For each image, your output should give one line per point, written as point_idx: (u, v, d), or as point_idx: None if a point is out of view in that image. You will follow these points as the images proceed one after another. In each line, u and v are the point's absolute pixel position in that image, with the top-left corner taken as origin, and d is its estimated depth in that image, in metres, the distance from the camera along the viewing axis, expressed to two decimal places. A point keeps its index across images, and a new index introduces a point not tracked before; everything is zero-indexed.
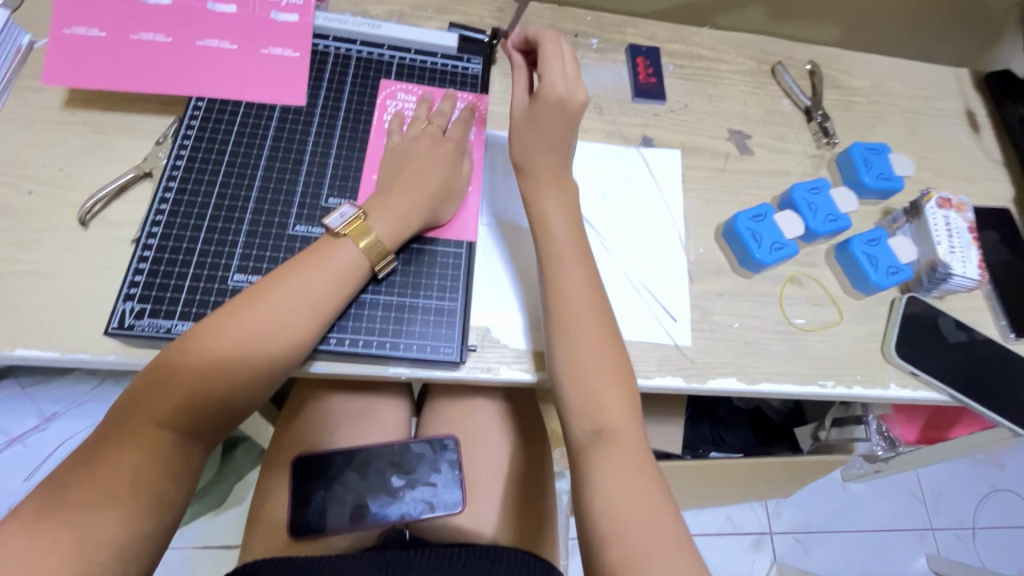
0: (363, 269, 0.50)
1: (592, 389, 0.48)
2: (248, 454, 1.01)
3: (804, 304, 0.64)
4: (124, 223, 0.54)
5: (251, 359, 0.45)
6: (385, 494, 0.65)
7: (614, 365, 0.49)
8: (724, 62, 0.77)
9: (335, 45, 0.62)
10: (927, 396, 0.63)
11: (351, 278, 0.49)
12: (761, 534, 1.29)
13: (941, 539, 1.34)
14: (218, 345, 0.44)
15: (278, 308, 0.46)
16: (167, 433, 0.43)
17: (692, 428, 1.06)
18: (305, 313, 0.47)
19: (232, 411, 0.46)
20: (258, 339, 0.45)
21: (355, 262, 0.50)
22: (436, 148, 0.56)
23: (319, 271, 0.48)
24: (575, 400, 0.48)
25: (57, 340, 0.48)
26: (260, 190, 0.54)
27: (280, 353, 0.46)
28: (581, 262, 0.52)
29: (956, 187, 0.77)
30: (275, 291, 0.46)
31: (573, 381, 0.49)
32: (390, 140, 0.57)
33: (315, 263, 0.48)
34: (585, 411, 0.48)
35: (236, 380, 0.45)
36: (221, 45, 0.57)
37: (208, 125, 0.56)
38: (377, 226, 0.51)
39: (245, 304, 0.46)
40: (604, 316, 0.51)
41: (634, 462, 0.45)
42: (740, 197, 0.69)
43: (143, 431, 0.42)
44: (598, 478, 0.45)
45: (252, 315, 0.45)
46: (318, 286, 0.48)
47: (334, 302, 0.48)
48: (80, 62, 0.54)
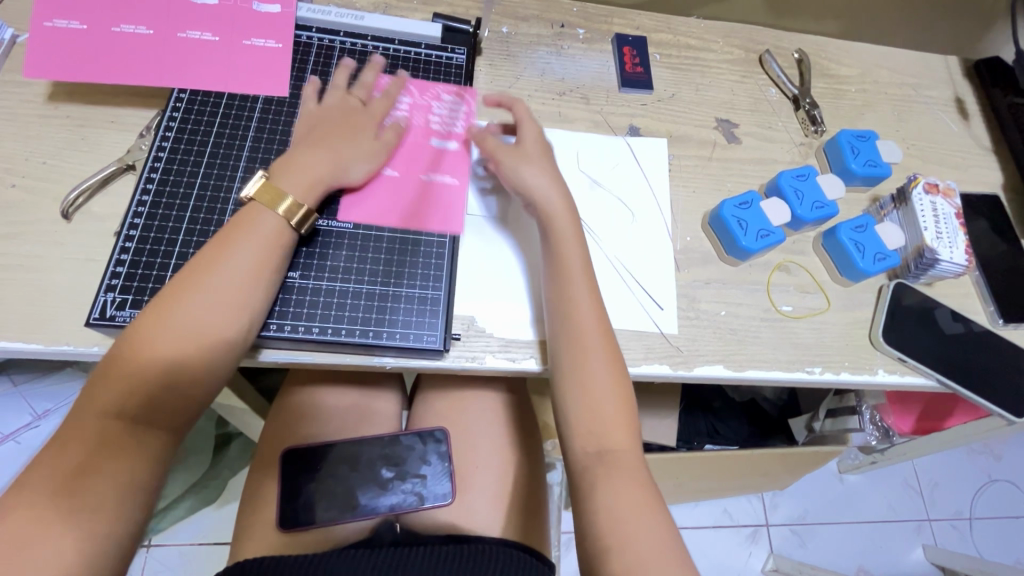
0: (289, 233, 0.50)
1: (598, 413, 0.50)
2: (242, 451, 1.01)
3: (792, 291, 0.64)
4: (107, 215, 0.54)
5: (188, 334, 0.45)
6: (375, 485, 0.66)
7: (617, 391, 0.51)
8: (712, 52, 0.77)
9: (318, 36, 0.62)
10: (915, 382, 0.63)
11: (278, 243, 0.49)
12: (757, 527, 1.29)
13: (938, 530, 1.34)
14: (160, 332, 0.44)
15: (212, 284, 0.46)
16: (121, 422, 0.42)
17: (687, 420, 1.06)
18: (237, 283, 0.47)
19: (186, 392, 0.45)
20: (197, 319, 0.45)
21: (280, 227, 0.50)
22: (355, 119, 0.56)
23: (243, 240, 0.48)
24: (581, 426, 0.50)
25: (40, 332, 0.48)
26: (243, 181, 0.54)
27: (220, 323, 0.46)
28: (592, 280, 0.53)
29: (945, 174, 0.77)
30: (205, 269, 0.47)
31: (580, 387, 0.51)
32: (372, 126, 0.57)
33: (237, 234, 0.48)
34: (590, 434, 0.50)
35: (183, 361, 0.44)
36: (203, 37, 0.57)
37: (190, 117, 0.56)
38: (287, 185, 0.51)
39: (179, 288, 0.46)
40: (614, 345, 0.52)
41: (635, 477, 0.47)
42: (727, 185, 0.69)
43: (94, 423, 0.41)
44: (603, 500, 0.46)
45: (185, 296, 0.45)
46: (244, 254, 0.48)
47: (263, 266, 0.48)
48: (62, 55, 0.54)
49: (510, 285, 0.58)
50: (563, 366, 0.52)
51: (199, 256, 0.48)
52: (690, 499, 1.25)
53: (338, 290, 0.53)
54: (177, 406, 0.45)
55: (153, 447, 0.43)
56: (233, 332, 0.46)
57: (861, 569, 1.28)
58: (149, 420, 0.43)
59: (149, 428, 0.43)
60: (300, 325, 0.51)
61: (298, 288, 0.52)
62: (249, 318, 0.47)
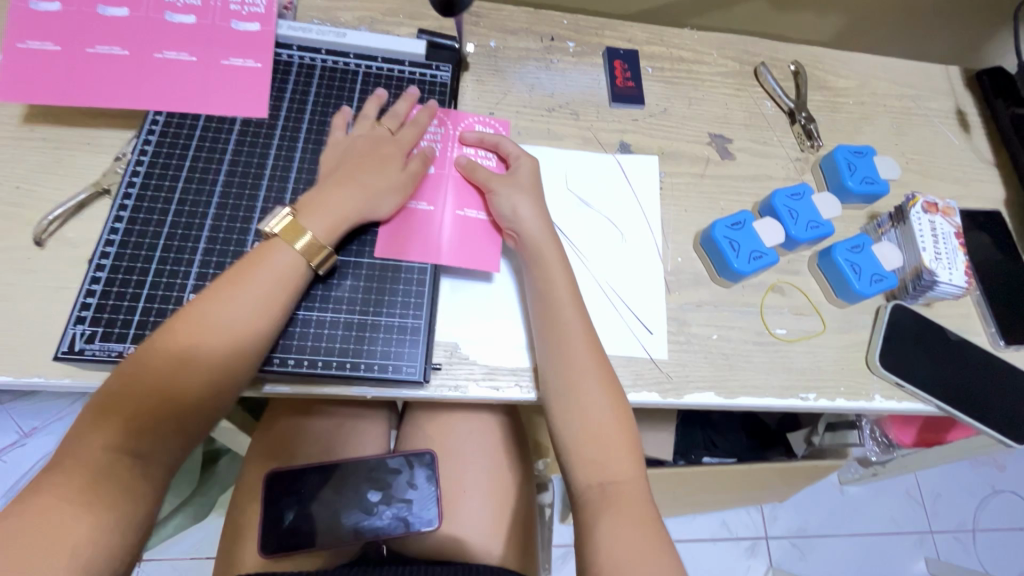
0: (302, 271, 0.49)
1: (602, 444, 0.48)
2: (231, 467, 1.00)
3: (786, 313, 0.63)
4: (81, 241, 0.52)
5: (186, 368, 0.43)
6: (360, 510, 0.63)
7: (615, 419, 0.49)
8: (705, 64, 0.75)
9: (299, 55, 0.61)
10: (913, 407, 0.61)
11: (292, 278, 0.48)
12: (756, 540, 1.27)
13: (941, 543, 1.32)
14: (158, 365, 0.43)
15: (222, 314, 0.45)
16: (120, 457, 0.41)
17: (683, 434, 1.04)
18: (249, 317, 0.45)
19: (186, 427, 0.44)
20: (206, 350, 0.44)
21: (297, 261, 0.48)
22: (381, 148, 0.55)
23: (260, 274, 0.47)
24: (584, 460, 0.48)
25: (9, 364, 0.47)
26: (218, 207, 0.53)
27: (226, 361, 0.44)
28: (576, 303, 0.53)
29: (945, 189, 0.75)
30: (216, 299, 0.45)
31: (581, 418, 0.49)
32: (342, 142, 0.56)
33: (254, 268, 0.47)
34: (594, 464, 0.48)
35: (183, 394, 0.43)
36: (181, 57, 0.56)
37: (166, 141, 0.55)
38: (313, 227, 0.49)
39: (188, 318, 0.44)
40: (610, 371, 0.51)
41: (641, 511, 0.46)
42: (720, 203, 0.67)
43: (89, 458, 0.40)
44: (607, 535, 0.44)
45: (198, 325, 0.44)
46: (258, 290, 0.46)
47: (279, 304, 0.47)
48: (36, 78, 0.53)
49: (503, 312, 0.57)
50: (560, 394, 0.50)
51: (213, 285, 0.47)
52: (688, 512, 1.23)
53: (315, 319, 0.51)
54: (172, 441, 0.43)
55: (146, 484, 0.42)
56: (242, 366, 0.45)
57: None
58: (144, 455, 0.42)
59: (141, 465, 0.42)
60: (275, 356, 0.50)
61: (310, 320, 0.51)
62: (254, 354, 0.46)
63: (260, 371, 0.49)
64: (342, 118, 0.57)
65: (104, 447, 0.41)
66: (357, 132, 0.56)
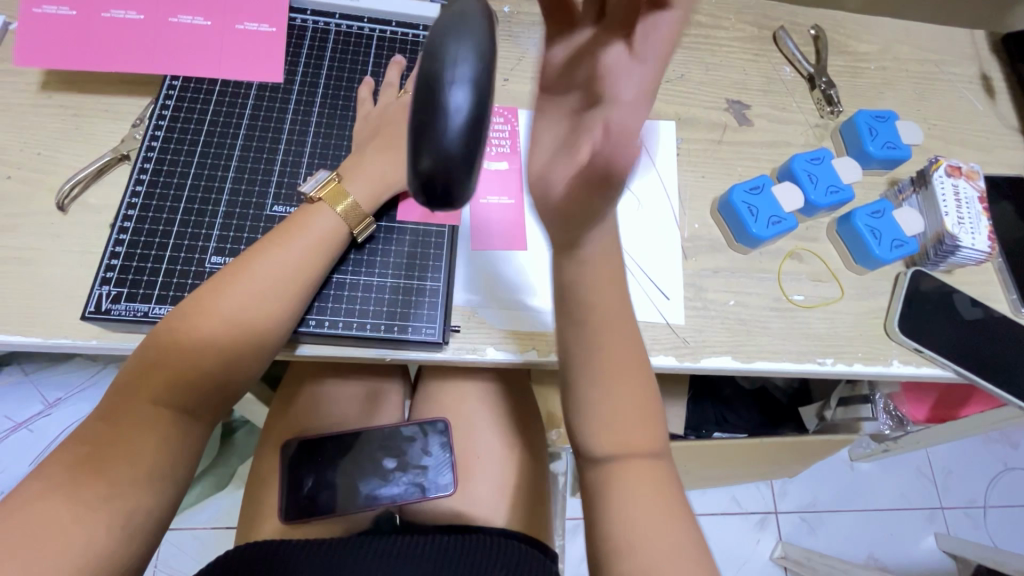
0: (344, 234, 0.50)
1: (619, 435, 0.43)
2: (249, 436, 1.02)
3: (804, 280, 0.62)
4: (102, 206, 0.53)
5: (232, 329, 0.44)
6: (377, 476, 0.65)
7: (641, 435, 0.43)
8: (723, 29, 0.74)
9: (313, 19, 0.60)
10: (931, 372, 0.60)
11: (331, 246, 0.49)
12: (766, 514, 1.28)
13: (951, 519, 1.32)
14: (204, 325, 0.43)
15: (261, 274, 0.46)
16: (165, 409, 0.42)
17: (695, 409, 1.03)
18: (291, 279, 0.47)
19: (227, 385, 0.45)
20: (252, 308, 0.45)
21: (336, 227, 0.49)
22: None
23: (301, 237, 0.48)
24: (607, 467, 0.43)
25: (38, 326, 0.48)
26: (237, 171, 0.53)
27: (268, 325, 0.46)
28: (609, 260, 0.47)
29: (967, 155, 0.73)
30: (260, 258, 0.46)
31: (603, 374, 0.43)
32: (367, 110, 0.56)
33: (295, 233, 0.48)
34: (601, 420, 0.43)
35: (226, 348, 0.44)
36: (195, 21, 0.56)
37: (184, 105, 0.55)
38: (355, 193, 0.51)
39: (230, 278, 0.45)
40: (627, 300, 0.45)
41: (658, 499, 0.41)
42: (737, 169, 0.66)
43: (139, 409, 0.41)
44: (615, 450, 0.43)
45: (241, 284, 0.45)
46: (298, 254, 0.47)
47: (318, 269, 0.48)
48: (54, 44, 0.53)
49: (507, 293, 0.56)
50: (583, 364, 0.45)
51: (250, 249, 0.48)
52: (699, 487, 1.24)
53: (335, 282, 0.52)
54: (206, 393, 0.43)
55: (186, 434, 0.43)
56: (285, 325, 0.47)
57: (870, 556, 1.27)
58: (183, 401, 0.42)
59: (183, 413, 0.43)
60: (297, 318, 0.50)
61: (344, 283, 0.52)
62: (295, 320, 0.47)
63: (296, 333, 0.50)
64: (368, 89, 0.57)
65: (149, 400, 0.41)
66: (384, 100, 0.56)
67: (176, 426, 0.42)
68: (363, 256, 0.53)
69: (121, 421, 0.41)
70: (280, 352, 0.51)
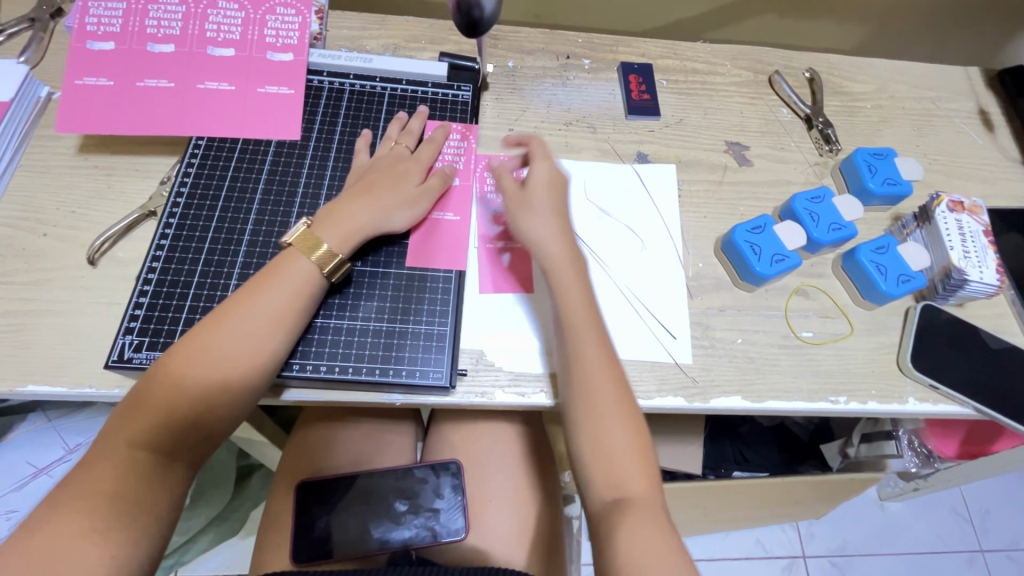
0: (318, 282, 0.51)
1: (602, 428, 0.48)
2: (264, 482, 1.03)
3: (812, 316, 0.62)
4: (130, 259, 0.56)
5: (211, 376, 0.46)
6: (387, 519, 0.63)
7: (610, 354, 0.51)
8: (719, 75, 0.77)
9: (329, 80, 0.65)
10: (949, 409, 0.59)
11: (308, 296, 0.50)
12: (793, 558, 1.22)
13: (993, 562, 1.25)
14: (180, 388, 0.45)
15: (242, 322, 0.47)
16: (140, 453, 0.43)
17: (712, 448, 1.01)
18: (268, 327, 0.48)
19: (204, 431, 0.46)
20: (224, 367, 0.46)
21: (312, 275, 0.51)
22: (400, 165, 0.58)
23: (273, 287, 0.49)
24: (595, 465, 0.47)
25: (65, 375, 0.50)
26: (254, 224, 0.56)
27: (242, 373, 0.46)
28: (595, 320, 0.52)
29: (970, 188, 0.74)
30: (242, 306, 0.48)
31: (594, 455, 0.47)
32: (360, 163, 0.59)
33: (273, 280, 0.49)
34: (607, 480, 0.46)
35: (201, 400, 0.45)
36: (221, 87, 0.60)
37: (206, 162, 0.58)
38: (326, 238, 0.52)
39: (201, 339, 0.46)
40: (624, 388, 0.49)
41: (657, 521, 0.43)
42: (739, 209, 0.67)
43: (116, 455, 0.43)
44: (622, 537, 0.43)
45: (211, 343, 0.46)
46: (275, 305, 0.49)
47: (293, 316, 0.49)
48: (92, 112, 0.58)
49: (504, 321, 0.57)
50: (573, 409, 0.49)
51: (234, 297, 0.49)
52: (721, 529, 1.20)
53: (321, 326, 0.53)
54: (189, 444, 0.45)
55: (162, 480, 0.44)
56: (260, 371, 0.47)
57: None
58: (165, 456, 0.44)
59: (166, 462, 0.44)
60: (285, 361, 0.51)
61: (354, 328, 0.54)
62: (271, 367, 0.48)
63: (288, 378, 0.51)
64: (365, 141, 0.61)
65: (127, 444, 0.43)
66: (379, 153, 0.60)
67: (162, 477, 0.44)
68: (348, 300, 0.55)
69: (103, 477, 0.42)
70: (271, 397, 0.52)
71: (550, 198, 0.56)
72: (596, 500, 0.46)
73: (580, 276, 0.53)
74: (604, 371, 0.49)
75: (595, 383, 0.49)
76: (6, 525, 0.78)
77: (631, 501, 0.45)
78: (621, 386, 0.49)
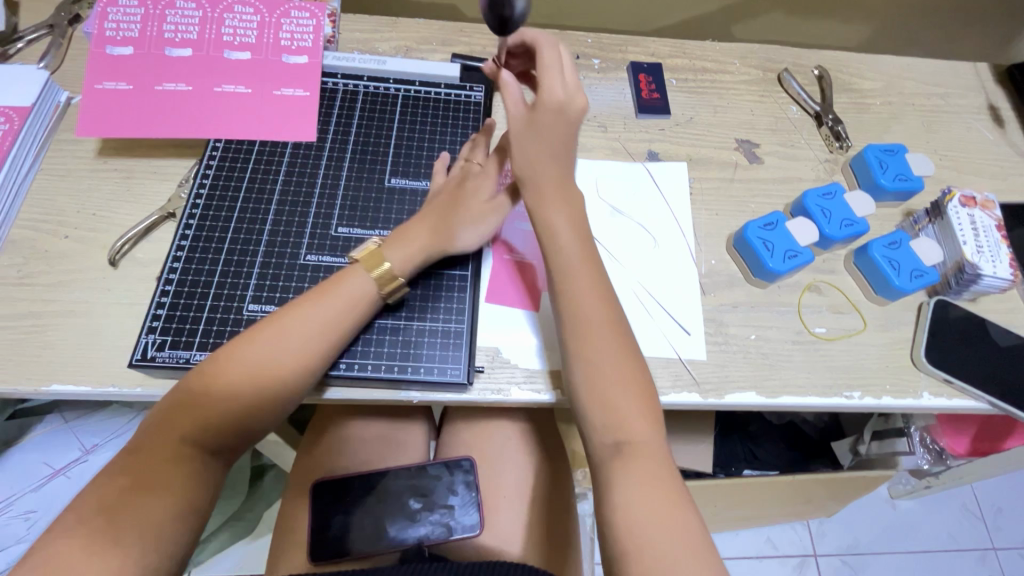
0: (375, 300, 0.52)
1: (603, 378, 0.47)
2: (277, 482, 1.03)
3: (824, 312, 0.62)
4: (150, 260, 0.56)
5: (259, 382, 0.47)
6: (403, 517, 0.64)
7: (615, 314, 0.50)
8: (728, 73, 0.77)
9: (344, 82, 0.65)
10: (964, 404, 0.59)
11: (361, 307, 0.51)
12: (804, 557, 1.22)
13: (1005, 560, 1.24)
14: (227, 387, 0.46)
15: (292, 331, 0.48)
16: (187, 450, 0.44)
17: (722, 446, 1.01)
18: (318, 335, 0.49)
19: (243, 430, 0.47)
20: (273, 373, 0.47)
21: (370, 291, 0.52)
22: (470, 184, 0.57)
23: (324, 293, 0.50)
24: (596, 411, 0.47)
25: (89, 374, 0.51)
26: (273, 224, 0.57)
27: (290, 381, 0.47)
28: (594, 266, 0.52)
29: (981, 184, 0.74)
30: (295, 313, 0.49)
31: (593, 399, 0.47)
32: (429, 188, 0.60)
33: (331, 292, 0.50)
34: (608, 425, 0.46)
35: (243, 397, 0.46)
36: (238, 90, 0.61)
37: (225, 164, 0.59)
38: (392, 257, 0.53)
39: (246, 342, 0.47)
40: (626, 335, 0.49)
41: (659, 475, 0.44)
42: (750, 206, 0.68)
43: (164, 452, 0.43)
44: (623, 490, 0.44)
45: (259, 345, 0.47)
46: (325, 314, 0.49)
47: (346, 327, 0.50)
48: (112, 116, 0.59)
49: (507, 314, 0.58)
50: (573, 354, 0.49)
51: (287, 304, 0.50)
52: (731, 528, 1.20)
53: None
54: (236, 433, 0.47)
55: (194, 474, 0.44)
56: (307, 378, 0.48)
57: None
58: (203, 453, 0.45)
59: (207, 457, 0.45)
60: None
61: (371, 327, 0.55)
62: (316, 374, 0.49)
63: None
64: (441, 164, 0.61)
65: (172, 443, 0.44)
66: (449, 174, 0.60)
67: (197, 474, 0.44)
68: None
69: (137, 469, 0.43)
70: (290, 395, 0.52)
71: (558, 131, 0.52)
72: (598, 443, 0.47)
73: (578, 224, 0.52)
74: (608, 324, 0.49)
75: (596, 332, 0.49)
76: (28, 525, 0.80)
77: (635, 449, 0.45)
78: (626, 339, 0.49)
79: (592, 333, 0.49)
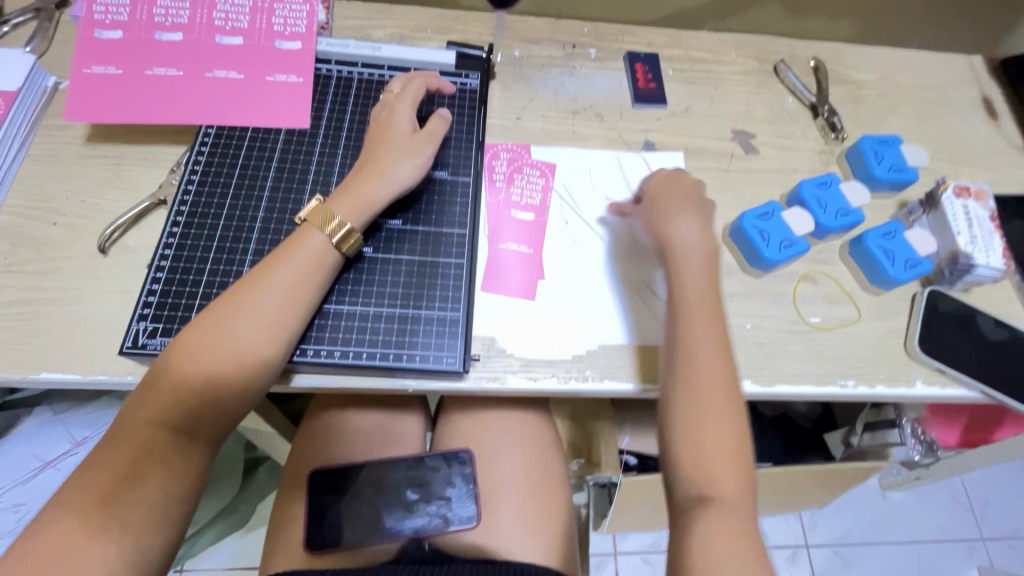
0: (334, 254, 0.51)
1: (701, 430, 0.48)
2: (270, 475, 1.03)
3: (819, 302, 0.63)
4: (140, 248, 0.56)
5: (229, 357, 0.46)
6: (399, 507, 0.64)
7: (727, 366, 0.50)
8: (725, 64, 0.77)
9: (338, 69, 0.65)
10: (956, 393, 0.60)
11: (326, 271, 0.51)
12: (796, 548, 1.23)
13: (993, 550, 1.26)
14: (198, 362, 0.45)
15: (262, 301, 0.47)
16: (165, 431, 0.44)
17: None
18: (286, 305, 0.48)
19: (222, 411, 0.46)
20: (243, 348, 0.46)
21: (328, 250, 0.51)
22: (388, 126, 0.57)
23: (288, 264, 0.49)
24: (688, 456, 0.47)
25: (78, 362, 0.50)
26: (266, 211, 0.56)
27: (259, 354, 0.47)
28: (716, 318, 0.52)
29: (975, 175, 0.74)
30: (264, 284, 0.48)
31: (689, 447, 0.48)
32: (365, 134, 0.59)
33: (296, 258, 0.50)
34: (695, 471, 0.47)
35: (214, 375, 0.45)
36: (230, 75, 0.60)
37: (217, 150, 0.58)
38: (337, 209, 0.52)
39: (214, 318, 0.46)
40: (736, 394, 0.49)
41: (736, 526, 0.44)
42: (746, 197, 0.68)
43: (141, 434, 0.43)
44: (699, 538, 0.44)
45: (225, 319, 0.46)
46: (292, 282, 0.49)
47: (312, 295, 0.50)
48: (100, 101, 0.58)
49: (547, 311, 0.58)
50: (680, 398, 0.49)
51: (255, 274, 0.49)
52: None
53: (333, 312, 0.54)
54: (212, 414, 0.46)
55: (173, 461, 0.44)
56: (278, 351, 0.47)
57: None
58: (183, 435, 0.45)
59: (186, 439, 0.45)
60: (296, 347, 0.52)
61: (365, 314, 0.54)
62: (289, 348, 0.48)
63: (301, 364, 0.51)
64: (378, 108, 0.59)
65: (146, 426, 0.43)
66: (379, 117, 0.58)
67: (177, 458, 0.44)
68: (360, 286, 0.55)
69: (129, 460, 0.42)
70: (285, 382, 0.52)
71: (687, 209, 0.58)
72: (686, 491, 0.47)
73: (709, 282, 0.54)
74: (718, 372, 0.50)
75: (704, 380, 0.49)
76: (13, 518, 0.78)
77: (719, 502, 0.45)
78: (734, 396, 0.49)
79: (701, 385, 0.49)
